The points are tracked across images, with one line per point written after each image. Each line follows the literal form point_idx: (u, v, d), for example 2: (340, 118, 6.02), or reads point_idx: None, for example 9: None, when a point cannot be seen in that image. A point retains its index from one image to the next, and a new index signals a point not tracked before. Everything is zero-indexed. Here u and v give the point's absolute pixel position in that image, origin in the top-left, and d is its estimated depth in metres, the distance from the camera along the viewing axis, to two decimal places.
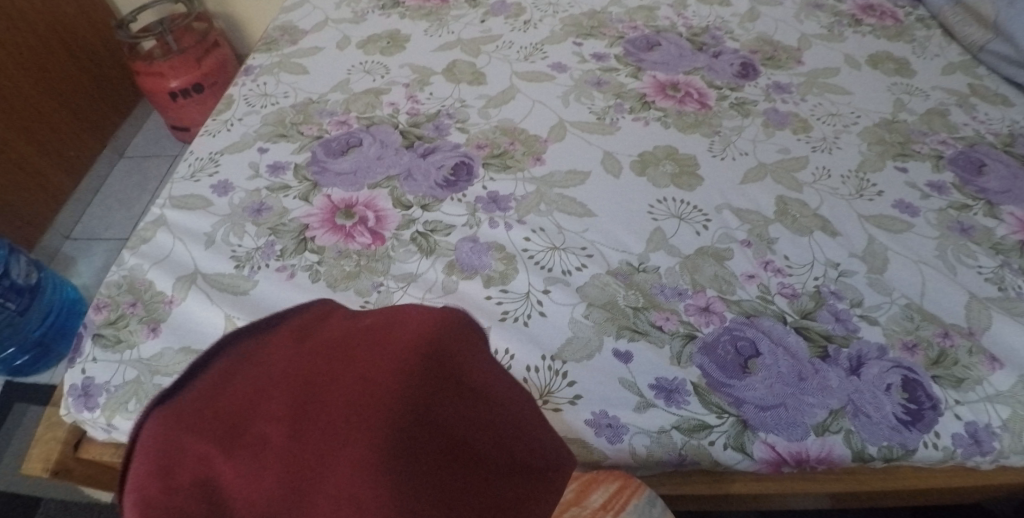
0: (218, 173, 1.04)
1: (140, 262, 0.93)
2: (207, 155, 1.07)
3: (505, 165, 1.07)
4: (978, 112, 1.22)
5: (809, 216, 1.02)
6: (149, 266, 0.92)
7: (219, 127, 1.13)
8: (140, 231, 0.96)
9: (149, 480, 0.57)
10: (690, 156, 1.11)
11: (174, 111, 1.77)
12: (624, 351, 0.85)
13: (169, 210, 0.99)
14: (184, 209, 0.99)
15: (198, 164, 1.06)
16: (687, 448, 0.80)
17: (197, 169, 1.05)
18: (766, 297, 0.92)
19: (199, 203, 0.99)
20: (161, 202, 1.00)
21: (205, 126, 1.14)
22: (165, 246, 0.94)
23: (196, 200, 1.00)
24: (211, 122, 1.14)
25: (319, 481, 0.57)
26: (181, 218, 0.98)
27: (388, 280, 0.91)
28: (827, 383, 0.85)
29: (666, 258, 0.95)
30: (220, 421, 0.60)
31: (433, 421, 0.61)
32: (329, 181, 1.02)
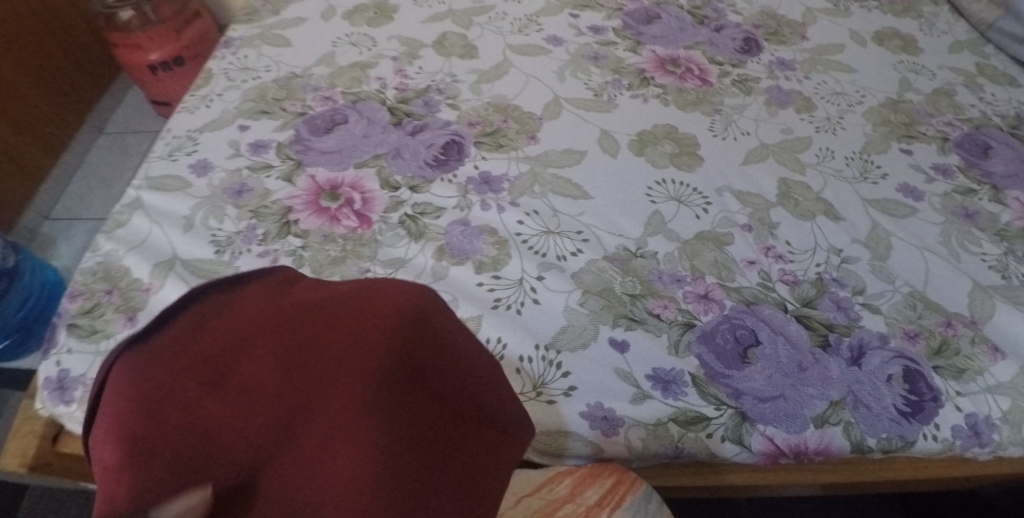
0: (196, 152, 1.00)
1: (115, 247, 0.89)
2: (185, 134, 1.03)
3: (498, 145, 1.03)
4: (985, 92, 1.18)
5: (812, 200, 0.99)
6: (125, 252, 0.88)
7: (197, 103, 1.08)
8: (115, 215, 0.92)
9: (131, 418, 0.49)
10: (690, 135, 1.07)
11: (156, 86, 1.71)
12: (620, 340, 0.82)
13: (145, 192, 0.94)
14: (161, 190, 0.94)
15: (175, 142, 1.01)
16: (684, 440, 0.78)
17: (175, 148, 1.01)
18: (767, 284, 0.90)
19: (178, 185, 0.95)
20: (138, 184, 0.96)
21: (182, 102, 1.09)
22: (142, 230, 0.90)
23: (175, 181, 0.96)
24: (189, 98, 1.10)
25: (324, 438, 0.51)
26: (157, 200, 0.93)
27: (375, 266, 0.88)
28: (828, 373, 0.83)
29: (665, 243, 0.92)
30: (218, 362, 0.53)
31: (428, 382, 0.55)
32: (314, 159, 0.98)
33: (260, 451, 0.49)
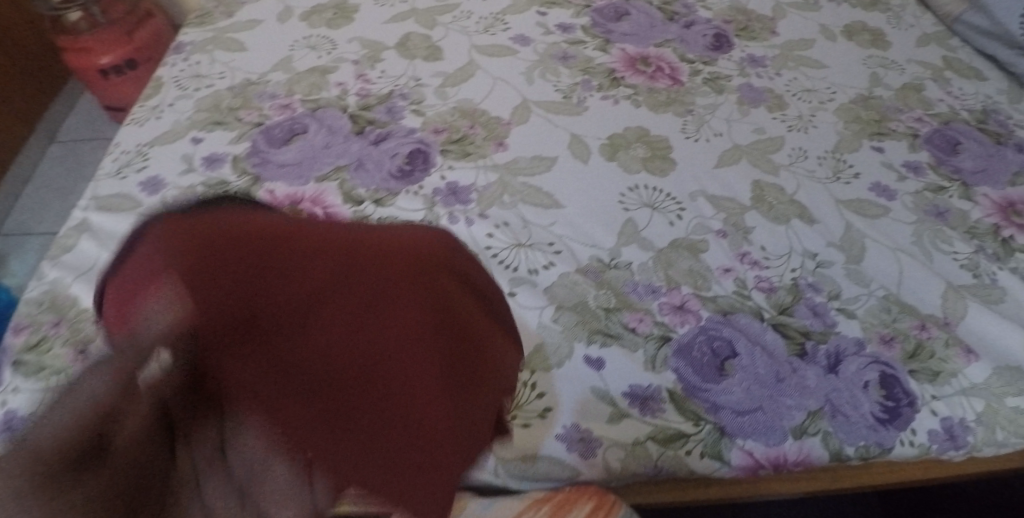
0: (147, 168, 0.96)
1: (63, 274, 0.85)
2: (134, 148, 0.99)
3: (465, 152, 1.00)
4: (953, 86, 1.18)
5: (785, 202, 0.98)
6: (73, 278, 0.84)
7: (147, 114, 1.04)
8: (61, 239, 0.89)
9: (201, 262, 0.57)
10: (662, 138, 1.05)
11: (110, 91, 1.63)
12: (595, 358, 0.81)
13: (94, 213, 0.91)
14: (110, 210, 0.91)
15: (124, 158, 0.98)
16: (663, 459, 0.77)
17: (124, 163, 0.97)
18: (743, 292, 0.88)
19: (127, 204, 0.92)
20: (84, 205, 0.92)
21: (130, 113, 1.05)
22: (90, 255, 0.87)
23: (124, 200, 0.92)
24: (138, 109, 1.05)
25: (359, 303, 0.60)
26: (105, 220, 0.90)
27: None
28: (806, 382, 0.82)
29: (639, 253, 0.90)
30: (265, 240, 0.63)
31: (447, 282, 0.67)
32: (272, 173, 0.95)
33: (270, 335, 0.55)
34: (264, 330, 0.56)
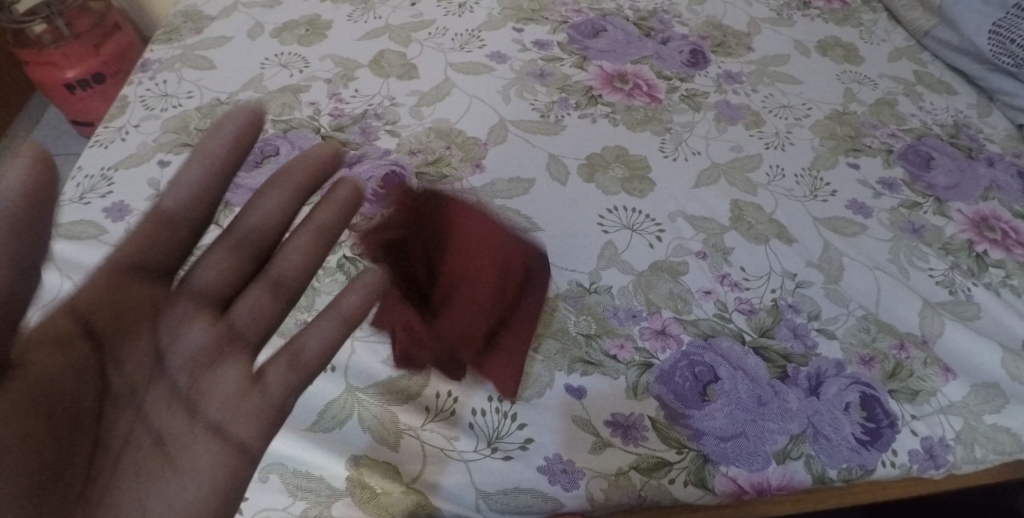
0: (112, 193, 0.93)
1: None
2: (98, 172, 0.96)
3: (441, 175, 0.98)
4: (924, 101, 1.19)
5: (764, 222, 0.98)
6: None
7: (113, 135, 1.01)
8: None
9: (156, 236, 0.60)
10: (641, 157, 1.05)
11: (76, 106, 1.58)
12: (576, 386, 0.80)
13: (56, 242, 0.88)
14: (73, 239, 0.88)
15: (88, 183, 0.94)
16: (647, 488, 0.76)
17: (89, 188, 0.94)
18: (724, 315, 0.88)
19: (91, 231, 0.89)
20: None
21: (94, 135, 1.01)
22: (53, 287, 0.84)
23: (87, 227, 0.90)
24: (102, 130, 1.02)
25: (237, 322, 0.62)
26: (68, 250, 0.87)
27: (313, 317, 0.83)
28: (788, 406, 0.82)
29: (619, 276, 0.90)
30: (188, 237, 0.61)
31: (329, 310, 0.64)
32: (242, 199, 0.92)
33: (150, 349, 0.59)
34: (201, 261, 0.62)
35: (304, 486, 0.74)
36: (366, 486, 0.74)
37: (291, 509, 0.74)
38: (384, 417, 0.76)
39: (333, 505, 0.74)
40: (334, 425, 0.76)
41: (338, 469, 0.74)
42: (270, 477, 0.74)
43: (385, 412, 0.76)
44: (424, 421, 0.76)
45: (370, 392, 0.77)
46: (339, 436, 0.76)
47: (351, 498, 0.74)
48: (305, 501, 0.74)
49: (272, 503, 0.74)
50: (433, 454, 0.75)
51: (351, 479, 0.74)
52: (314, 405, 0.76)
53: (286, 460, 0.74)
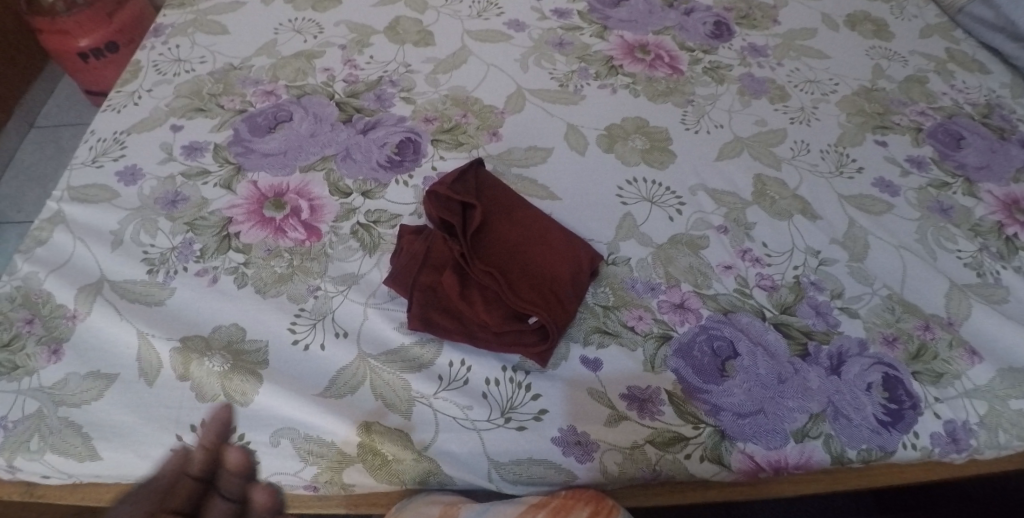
0: (124, 156, 0.92)
1: (36, 269, 0.82)
2: (111, 136, 0.94)
3: (457, 142, 0.96)
4: (956, 80, 1.15)
5: (788, 197, 0.96)
6: (46, 274, 0.81)
7: (125, 100, 0.99)
8: (34, 231, 0.85)
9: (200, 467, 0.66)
10: (662, 129, 1.02)
11: (88, 74, 1.57)
12: (592, 359, 0.79)
13: (68, 205, 0.87)
14: (86, 201, 0.87)
15: (101, 146, 0.93)
16: (662, 462, 0.75)
17: (102, 152, 0.92)
18: (744, 291, 0.86)
19: (103, 194, 0.88)
20: (59, 195, 0.88)
21: (107, 100, 0.99)
22: (65, 248, 0.83)
23: (100, 190, 0.89)
24: (115, 94, 1.00)
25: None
26: (81, 212, 0.86)
27: (325, 283, 0.81)
28: (808, 384, 0.80)
29: (637, 248, 0.88)
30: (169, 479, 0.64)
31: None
32: (254, 164, 0.91)
33: None
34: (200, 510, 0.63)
35: (315, 452, 0.73)
36: (377, 453, 0.73)
37: (302, 473, 0.73)
38: (396, 384, 0.75)
39: (345, 471, 0.73)
40: (346, 391, 0.75)
41: (349, 435, 0.73)
42: (282, 441, 0.73)
43: (397, 380, 0.75)
44: (437, 389, 0.75)
45: (382, 358, 0.76)
46: (351, 402, 0.74)
47: (362, 465, 0.73)
48: (316, 467, 0.73)
49: (284, 467, 0.73)
50: (445, 423, 0.74)
51: (362, 446, 0.73)
52: (326, 371, 0.76)
53: (298, 426, 0.73)
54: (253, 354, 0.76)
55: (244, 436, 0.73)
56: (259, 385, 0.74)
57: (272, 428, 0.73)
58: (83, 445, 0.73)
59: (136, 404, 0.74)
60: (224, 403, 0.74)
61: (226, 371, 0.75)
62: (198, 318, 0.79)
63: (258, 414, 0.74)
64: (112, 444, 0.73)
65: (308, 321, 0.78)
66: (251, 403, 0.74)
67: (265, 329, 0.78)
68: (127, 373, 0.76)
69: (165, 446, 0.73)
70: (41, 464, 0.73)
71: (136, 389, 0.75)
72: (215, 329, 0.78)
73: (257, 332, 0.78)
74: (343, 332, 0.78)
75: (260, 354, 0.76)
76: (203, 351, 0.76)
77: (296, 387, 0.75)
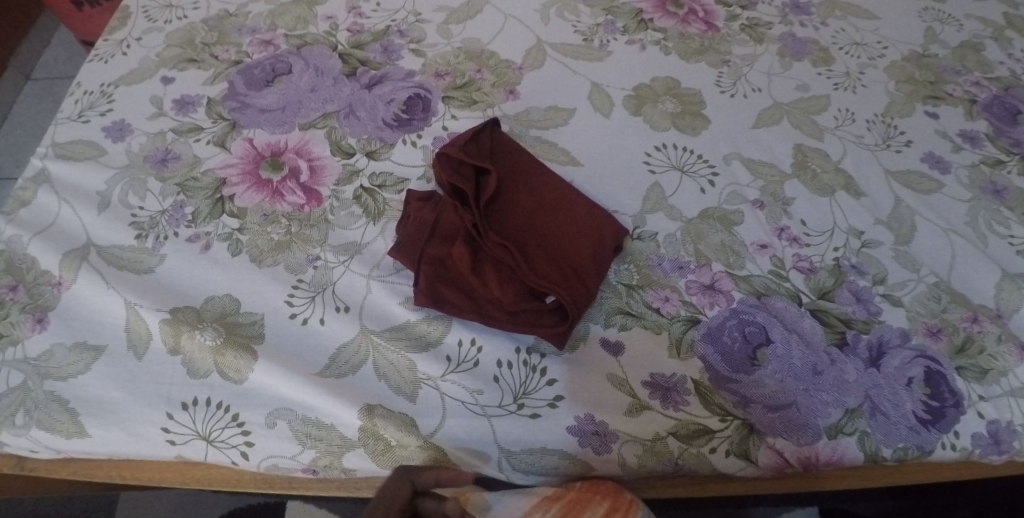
0: (112, 110, 0.85)
1: (19, 232, 0.76)
2: (98, 88, 0.87)
3: (470, 100, 0.89)
4: (1015, 47, 1.05)
5: (830, 171, 0.88)
6: (30, 238, 0.75)
7: (112, 49, 0.91)
8: (17, 191, 0.79)
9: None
10: (694, 92, 0.94)
11: (83, 22, 1.46)
12: (613, 342, 0.73)
13: (53, 164, 0.80)
14: (72, 159, 0.81)
15: (86, 99, 0.86)
16: (684, 456, 0.70)
17: (88, 106, 0.85)
18: (780, 273, 0.79)
19: (90, 151, 0.82)
20: (43, 151, 0.81)
21: (93, 48, 0.92)
22: (50, 209, 0.77)
23: (86, 147, 0.82)
24: (101, 42, 0.92)
25: None
26: (67, 171, 0.80)
27: (326, 253, 0.75)
28: (844, 376, 0.74)
29: (665, 222, 0.81)
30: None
31: None
32: (250, 119, 0.84)
33: None
34: None
35: (313, 435, 0.68)
36: (380, 437, 0.68)
37: (300, 457, 0.69)
38: (400, 364, 0.70)
39: (345, 456, 0.69)
40: (347, 371, 0.69)
41: (350, 418, 0.68)
42: (278, 422, 0.68)
43: (402, 359, 0.70)
44: (445, 371, 0.70)
45: (386, 336, 0.71)
46: (353, 383, 0.69)
47: (363, 450, 0.69)
48: (314, 451, 0.69)
49: (281, 450, 0.68)
50: (453, 407, 0.69)
51: (364, 430, 0.68)
52: (326, 348, 0.70)
53: (295, 407, 0.68)
54: (248, 328, 0.71)
55: (238, 415, 0.68)
56: (255, 362, 0.69)
57: (268, 408, 0.68)
58: (70, 421, 0.69)
59: (124, 379, 0.69)
60: (217, 380, 0.69)
61: (218, 346, 0.70)
62: (190, 287, 0.73)
63: (253, 393, 0.69)
64: (102, 421, 0.69)
65: (306, 293, 0.72)
66: (246, 381, 0.69)
67: (261, 301, 0.72)
68: (115, 346, 0.70)
69: (155, 424, 0.68)
70: (27, 440, 0.69)
71: (125, 363, 0.70)
72: (208, 300, 0.72)
73: (252, 304, 0.72)
74: (344, 306, 0.72)
75: (255, 328, 0.71)
76: (194, 324, 0.71)
77: (294, 364, 0.69)
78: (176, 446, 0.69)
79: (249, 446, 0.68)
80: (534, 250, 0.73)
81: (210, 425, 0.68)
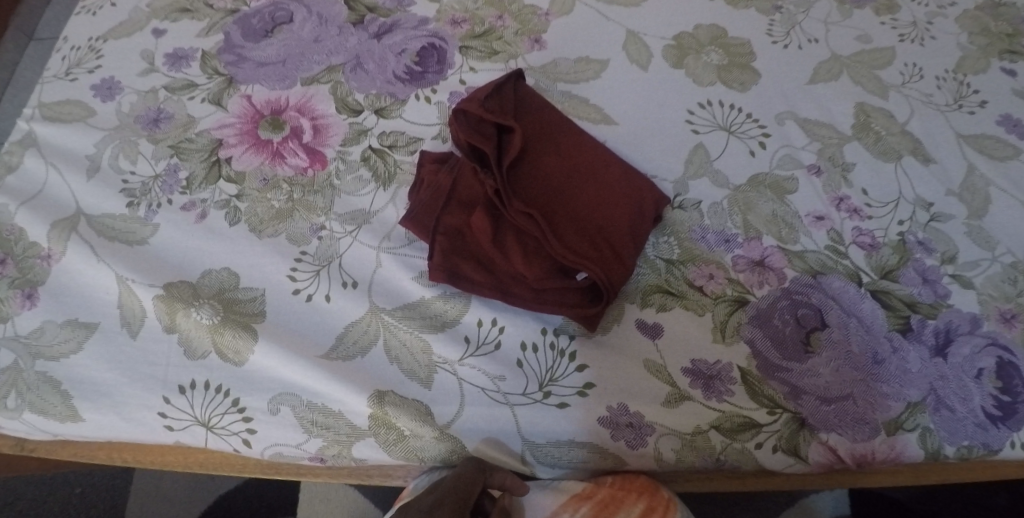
0: (101, 67, 0.77)
1: (5, 201, 0.69)
2: (85, 43, 0.79)
3: (491, 50, 0.80)
4: None
5: (895, 133, 0.79)
6: (17, 206, 0.69)
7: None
8: (3, 156, 0.72)
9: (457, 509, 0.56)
10: (743, 42, 0.84)
11: None
12: (650, 324, 0.66)
13: (39, 125, 0.73)
14: (59, 120, 0.74)
15: (74, 55, 0.78)
16: (727, 452, 0.63)
17: (76, 62, 0.78)
18: (838, 248, 0.71)
19: (79, 112, 0.74)
20: (29, 112, 0.74)
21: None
22: (37, 176, 0.71)
23: (74, 107, 0.75)
24: None
25: None
26: (54, 133, 0.73)
27: (331, 222, 0.68)
28: (907, 366, 0.66)
29: (709, 189, 0.73)
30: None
31: None
32: (249, 74, 0.76)
33: None
34: None
35: (320, 422, 0.63)
36: (392, 427, 0.62)
37: (306, 446, 0.63)
38: (413, 347, 0.63)
39: (355, 446, 0.63)
40: (355, 352, 0.63)
41: (359, 405, 0.62)
42: (281, 409, 0.62)
43: (416, 340, 0.63)
44: (463, 354, 0.63)
45: (399, 315, 0.64)
46: (362, 366, 0.63)
47: (374, 440, 0.63)
48: (321, 440, 0.63)
49: (285, 438, 0.63)
50: (472, 395, 0.62)
51: (375, 419, 0.62)
52: (333, 327, 0.64)
53: (299, 392, 0.62)
54: (248, 305, 0.64)
55: (239, 401, 0.63)
56: (254, 343, 0.63)
57: (271, 393, 0.63)
58: (62, 404, 0.63)
59: (117, 359, 0.64)
60: (215, 362, 0.63)
61: (216, 325, 0.64)
62: (186, 260, 0.67)
63: (255, 376, 0.63)
64: (95, 405, 0.63)
65: (310, 267, 0.66)
66: (246, 363, 0.63)
67: (262, 275, 0.66)
68: (107, 323, 0.65)
69: (151, 409, 0.63)
70: (21, 423, 0.64)
71: (117, 343, 0.64)
72: (204, 274, 0.66)
73: (252, 278, 0.65)
74: (351, 281, 0.65)
75: (255, 305, 0.65)
76: (189, 301, 0.64)
77: (298, 345, 0.63)
78: (174, 432, 0.64)
79: (251, 433, 0.63)
80: (562, 217, 0.65)
81: (209, 411, 0.63)
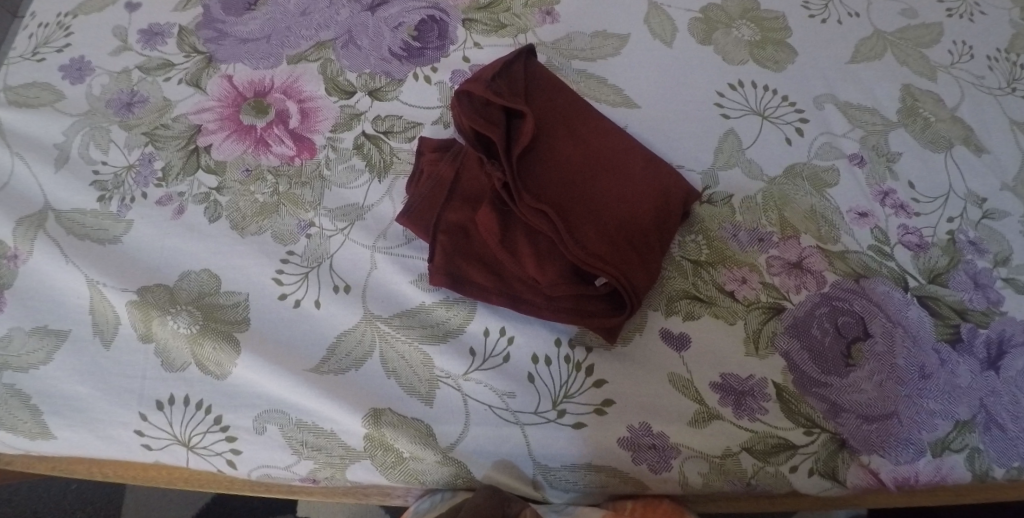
0: (69, 44, 0.70)
1: None
2: (53, 19, 0.72)
3: (499, 24, 0.72)
4: None
5: (945, 119, 0.71)
6: None
7: None
8: None
9: None
10: (776, 16, 0.76)
11: None
12: (676, 334, 0.59)
13: (2, 110, 0.66)
14: (24, 104, 0.67)
15: (39, 30, 0.71)
16: (760, 476, 0.58)
17: (42, 40, 0.70)
18: (882, 249, 0.64)
19: (45, 95, 0.67)
20: None
21: None
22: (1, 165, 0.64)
23: (40, 90, 0.68)
24: None
25: None
26: (17, 117, 0.66)
27: (321, 218, 0.61)
28: (956, 381, 0.60)
29: (740, 182, 0.66)
30: None
31: None
32: (230, 51, 0.68)
33: None
34: None
35: (311, 443, 0.57)
36: (390, 448, 0.57)
37: (296, 468, 0.57)
38: (413, 359, 0.57)
39: (349, 468, 0.57)
40: (349, 365, 0.57)
41: (352, 425, 0.56)
42: (268, 428, 0.57)
43: (416, 353, 0.57)
44: (468, 369, 0.57)
45: (397, 324, 0.58)
46: (355, 381, 0.57)
47: (370, 462, 0.57)
48: (312, 462, 0.57)
49: (272, 460, 0.57)
50: (479, 414, 0.57)
51: (371, 439, 0.56)
52: (323, 338, 0.58)
53: (288, 409, 0.57)
54: (230, 313, 0.58)
55: (221, 419, 0.57)
56: (237, 355, 0.57)
57: (256, 410, 0.57)
58: (32, 420, 0.58)
59: (90, 374, 0.58)
60: (195, 376, 0.57)
61: (195, 335, 0.58)
62: (163, 262, 0.60)
63: (239, 391, 0.57)
64: (66, 423, 0.58)
65: (299, 269, 0.59)
66: (230, 377, 0.57)
67: (246, 279, 0.59)
68: (77, 332, 0.58)
69: (127, 427, 0.57)
70: None
71: (89, 356, 0.58)
72: (182, 277, 0.60)
73: (235, 283, 0.59)
74: (344, 285, 0.59)
75: (238, 312, 0.58)
76: (166, 308, 0.58)
77: (286, 358, 0.57)
78: (152, 451, 0.58)
79: (236, 454, 0.57)
80: (579, 211, 0.58)
81: (190, 429, 0.57)
